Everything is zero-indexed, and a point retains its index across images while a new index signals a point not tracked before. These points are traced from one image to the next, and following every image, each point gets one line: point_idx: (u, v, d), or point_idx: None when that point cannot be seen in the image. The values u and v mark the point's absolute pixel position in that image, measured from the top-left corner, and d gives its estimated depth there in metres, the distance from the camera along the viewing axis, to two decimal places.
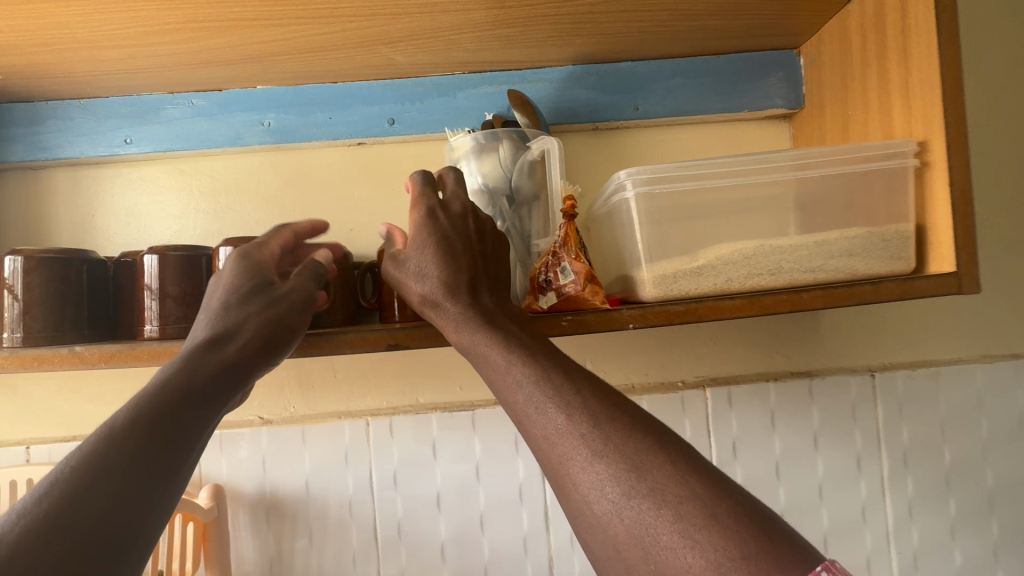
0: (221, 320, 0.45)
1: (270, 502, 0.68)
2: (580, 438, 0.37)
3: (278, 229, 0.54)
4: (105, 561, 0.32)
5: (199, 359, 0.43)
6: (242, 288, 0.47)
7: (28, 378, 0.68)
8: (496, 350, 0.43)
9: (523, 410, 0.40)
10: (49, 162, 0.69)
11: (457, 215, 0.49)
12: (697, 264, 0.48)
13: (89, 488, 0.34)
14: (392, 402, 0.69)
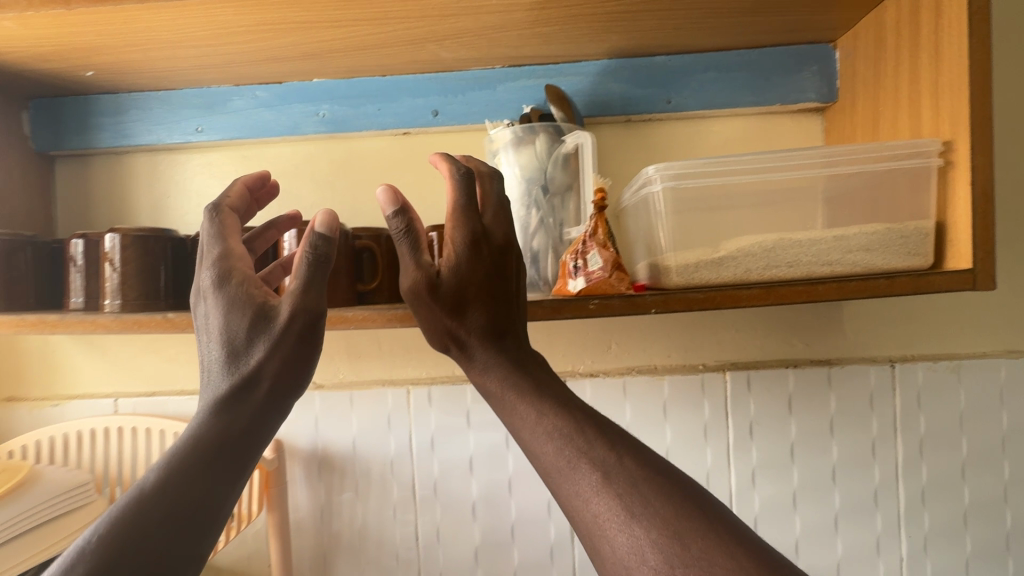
0: (239, 362, 0.44)
1: (321, 457, 0.76)
2: (618, 501, 0.38)
3: (227, 216, 0.50)
4: None
5: (230, 411, 0.43)
6: (251, 320, 0.45)
7: (115, 339, 0.78)
8: (528, 404, 0.45)
9: (556, 467, 0.41)
10: (131, 147, 0.77)
11: (497, 251, 0.50)
12: (719, 255, 0.52)
13: (133, 550, 0.35)
14: (431, 372, 0.76)
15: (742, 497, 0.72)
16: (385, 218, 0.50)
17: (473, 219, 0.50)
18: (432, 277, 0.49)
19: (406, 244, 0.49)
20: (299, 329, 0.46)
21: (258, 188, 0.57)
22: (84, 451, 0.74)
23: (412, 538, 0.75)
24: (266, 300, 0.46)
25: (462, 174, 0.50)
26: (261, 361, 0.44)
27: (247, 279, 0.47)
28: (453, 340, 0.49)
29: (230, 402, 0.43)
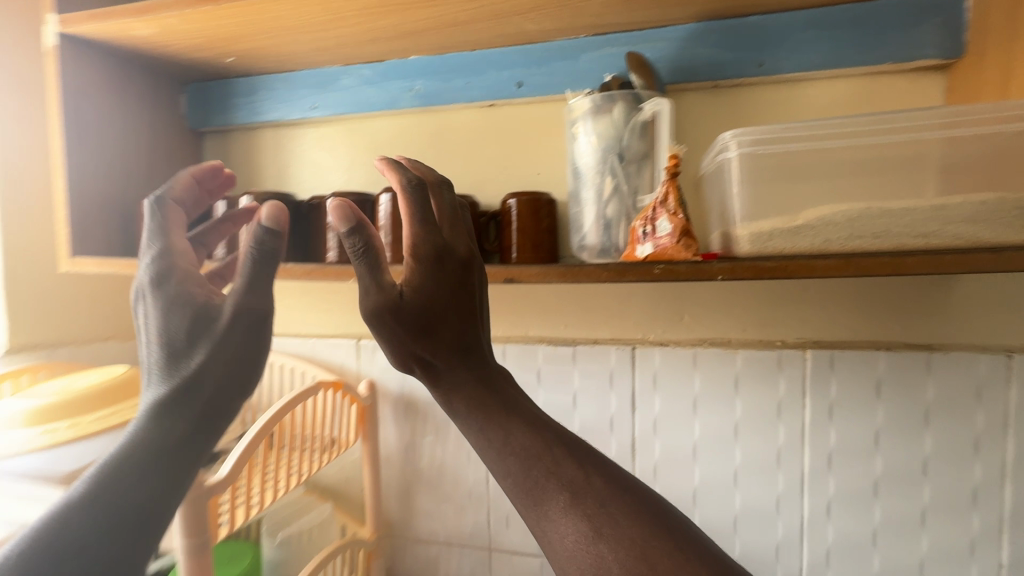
0: (165, 366, 0.57)
1: (408, 400, 0.85)
2: (588, 524, 0.38)
3: None
4: None
5: None
6: (168, 326, 0.57)
7: None
8: (498, 426, 0.42)
9: (524, 488, 0.40)
10: (261, 123, 0.89)
11: (460, 265, 0.47)
12: (796, 223, 0.50)
13: None
14: (506, 332, 0.81)
15: (815, 479, 0.70)
16: (343, 237, 0.47)
17: (432, 235, 0.46)
18: (393, 300, 0.44)
19: (364, 262, 0.46)
20: (233, 326, 0.57)
21: (208, 177, 0.68)
22: None
23: (484, 480, 0.83)
24: (207, 301, 0.58)
25: (416, 188, 0.47)
26: (187, 366, 0.56)
27: (190, 279, 0.60)
28: (422, 362, 0.45)
29: (166, 403, 0.56)
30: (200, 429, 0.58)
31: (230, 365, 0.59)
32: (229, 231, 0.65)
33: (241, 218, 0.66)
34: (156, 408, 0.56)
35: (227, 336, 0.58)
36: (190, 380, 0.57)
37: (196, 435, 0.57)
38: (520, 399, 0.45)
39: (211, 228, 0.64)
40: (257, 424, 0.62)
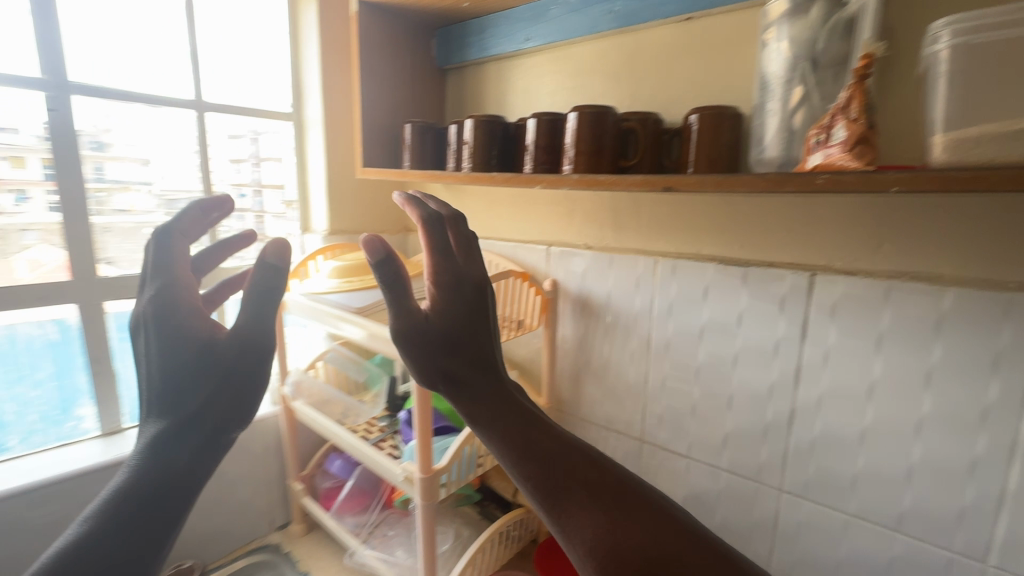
0: (172, 422, 0.47)
1: (585, 301, 0.98)
2: (603, 516, 0.40)
3: (164, 245, 0.51)
4: None
5: (176, 446, 0.46)
6: (168, 362, 0.48)
7: (472, 197, 1.17)
8: (515, 434, 0.44)
9: (542, 486, 0.42)
10: (487, 58, 1.06)
11: (474, 288, 0.51)
12: (1016, 125, 0.42)
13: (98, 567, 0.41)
14: (680, 248, 0.86)
15: None
16: (374, 268, 0.50)
17: (449, 263, 0.51)
18: (421, 322, 0.49)
19: (392, 289, 0.50)
20: (235, 363, 0.49)
21: (217, 215, 0.56)
22: None
23: (642, 380, 0.93)
24: (211, 335, 0.49)
25: (432, 219, 0.51)
26: (187, 407, 0.47)
27: (188, 307, 0.50)
28: (449, 381, 0.48)
29: (156, 472, 0.45)
30: (156, 508, 0.44)
31: (232, 396, 0.49)
32: (225, 256, 0.60)
33: (236, 244, 0.61)
34: (145, 473, 0.45)
35: (222, 373, 0.48)
36: (199, 423, 0.48)
37: (169, 501, 0.45)
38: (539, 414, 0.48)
39: (211, 250, 0.59)
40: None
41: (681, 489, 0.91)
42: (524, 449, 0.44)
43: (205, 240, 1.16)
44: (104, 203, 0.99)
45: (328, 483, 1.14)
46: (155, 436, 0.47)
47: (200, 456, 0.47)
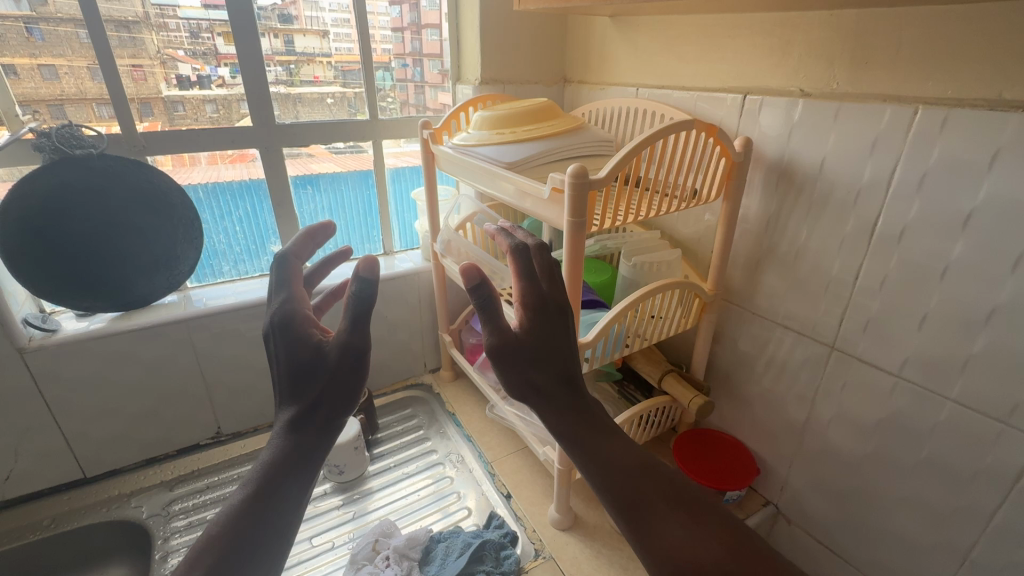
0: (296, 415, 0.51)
1: (784, 169, 0.77)
2: (687, 530, 0.41)
3: (282, 265, 0.56)
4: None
5: (295, 437, 0.50)
6: (289, 362, 0.52)
7: (646, 35, 0.95)
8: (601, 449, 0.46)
9: (628, 497, 0.43)
10: None
11: (559, 309, 0.52)
12: None
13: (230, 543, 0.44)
14: (960, 92, 0.58)
15: None
16: (468, 292, 0.50)
17: (536, 289, 0.52)
18: (512, 340, 0.50)
19: (484, 311, 0.50)
20: (343, 363, 0.52)
21: (320, 239, 0.61)
22: (615, 123, 1.02)
23: (850, 276, 0.73)
24: (318, 339, 0.53)
25: (520, 248, 0.52)
26: (310, 394, 0.51)
27: (301, 321, 0.54)
28: (536, 397, 0.51)
29: (283, 459, 0.49)
30: (284, 488, 0.48)
31: (340, 384, 0.52)
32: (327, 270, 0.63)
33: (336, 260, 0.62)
34: (275, 463, 0.49)
35: (332, 369, 0.51)
36: (315, 416, 0.51)
37: (294, 479, 0.48)
38: (621, 432, 0.49)
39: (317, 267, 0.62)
40: (632, 140, 0.67)
41: (878, 411, 0.74)
42: (604, 461, 0.46)
43: (367, 112, 1.14)
44: (295, 75, 1.04)
45: (474, 339, 1.19)
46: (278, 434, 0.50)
47: (311, 442, 0.50)
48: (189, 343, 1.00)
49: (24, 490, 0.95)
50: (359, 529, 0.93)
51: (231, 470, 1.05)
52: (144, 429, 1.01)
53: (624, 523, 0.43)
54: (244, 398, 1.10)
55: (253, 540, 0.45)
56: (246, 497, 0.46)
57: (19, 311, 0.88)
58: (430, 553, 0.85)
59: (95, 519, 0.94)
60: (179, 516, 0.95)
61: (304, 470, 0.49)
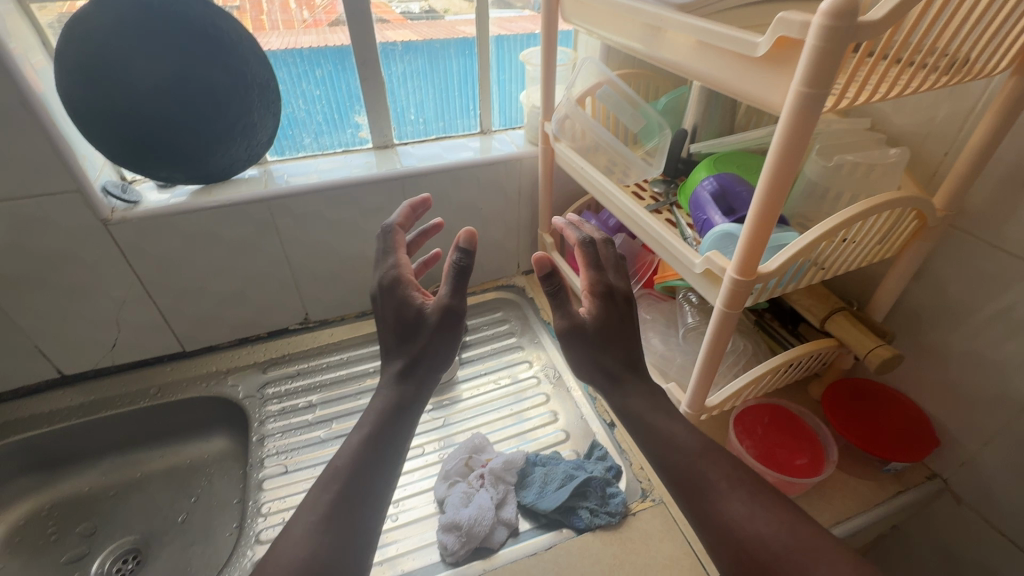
0: (400, 368, 0.62)
1: None
2: (742, 502, 0.52)
3: (393, 231, 0.67)
4: (348, 515, 0.53)
5: (399, 390, 0.62)
6: (397, 320, 0.63)
7: None
8: (670, 434, 0.58)
9: (693, 476, 0.55)
10: None
11: (624, 299, 0.63)
12: None
13: (349, 482, 0.55)
14: None
15: None
16: (542, 281, 0.60)
17: (602, 277, 0.63)
18: (580, 324, 0.61)
19: (556, 295, 0.61)
20: (442, 324, 0.62)
21: (420, 212, 0.71)
22: None
23: None
24: (422, 303, 0.63)
25: (589, 242, 0.63)
26: (415, 350, 0.62)
27: (406, 285, 0.64)
28: (606, 379, 0.63)
29: (391, 408, 0.60)
30: (393, 432, 0.59)
31: (435, 345, 0.63)
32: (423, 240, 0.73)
33: (432, 233, 0.71)
34: (383, 412, 0.60)
35: (432, 330, 0.62)
36: (418, 368, 0.63)
37: (400, 426, 0.60)
38: (686, 422, 0.60)
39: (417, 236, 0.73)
40: None
41: None
42: (666, 446, 0.57)
43: None
44: None
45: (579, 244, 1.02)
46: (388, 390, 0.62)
47: (412, 395, 0.62)
48: (271, 224, 0.90)
49: (130, 358, 0.96)
50: (449, 437, 0.88)
51: (321, 358, 1.02)
52: (235, 310, 0.98)
53: (685, 499, 0.55)
54: (330, 286, 1.03)
55: (365, 481, 0.56)
56: (362, 441, 0.58)
57: (98, 178, 0.80)
58: (527, 477, 0.78)
59: (197, 393, 0.95)
60: (273, 400, 0.94)
61: (406, 423, 0.61)
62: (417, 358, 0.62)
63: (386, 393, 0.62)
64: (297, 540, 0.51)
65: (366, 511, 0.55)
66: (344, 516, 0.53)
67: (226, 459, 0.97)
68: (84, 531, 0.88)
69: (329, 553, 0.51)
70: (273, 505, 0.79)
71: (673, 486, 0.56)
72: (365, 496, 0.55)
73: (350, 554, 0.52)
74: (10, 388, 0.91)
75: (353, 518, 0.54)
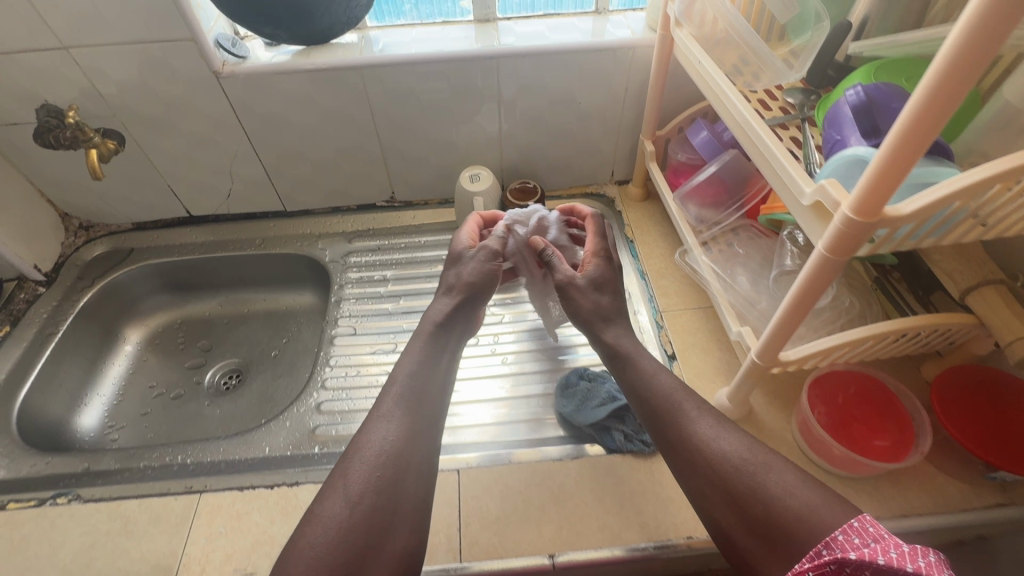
0: (446, 288, 0.78)
1: None
2: (710, 427, 0.60)
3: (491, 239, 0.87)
4: (423, 417, 0.65)
5: (436, 315, 0.75)
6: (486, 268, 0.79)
7: None
8: (652, 378, 0.67)
9: (666, 410, 0.63)
10: None
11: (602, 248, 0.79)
12: None
13: (413, 389, 0.66)
14: None
15: None
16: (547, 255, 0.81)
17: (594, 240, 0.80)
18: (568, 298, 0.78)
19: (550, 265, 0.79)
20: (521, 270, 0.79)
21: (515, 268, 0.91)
22: None
23: None
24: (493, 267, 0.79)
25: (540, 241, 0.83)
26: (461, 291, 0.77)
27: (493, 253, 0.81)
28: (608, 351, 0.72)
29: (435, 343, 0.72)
30: (434, 361, 0.71)
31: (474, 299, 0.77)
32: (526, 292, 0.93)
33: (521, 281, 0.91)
34: (427, 343, 0.72)
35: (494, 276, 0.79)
36: (462, 304, 0.77)
37: (441, 352, 0.73)
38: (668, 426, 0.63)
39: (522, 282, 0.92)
40: None
41: None
42: (643, 389, 0.66)
43: None
44: None
45: (683, 157, 0.91)
46: (428, 334, 0.73)
47: (445, 335, 0.74)
48: (363, 94, 0.90)
49: (242, 209, 1.07)
50: (505, 335, 0.89)
51: (401, 238, 1.06)
52: (328, 179, 1.02)
53: (657, 424, 0.64)
54: (416, 168, 1.03)
55: (425, 394, 0.67)
56: (417, 363, 0.69)
57: (211, 30, 0.83)
58: (571, 387, 0.78)
59: (293, 250, 1.05)
60: (354, 269, 1.01)
61: (442, 353, 0.73)
62: (452, 290, 0.78)
63: (427, 335, 0.73)
64: (373, 429, 0.61)
65: (431, 418, 0.66)
66: (416, 412, 0.65)
67: (313, 312, 1.09)
68: (203, 347, 1.06)
69: (402, 438, 0.61)
70: (341, 361, 0.87)
71: (647, 416, 0.65)
72: (427, 403, 0.67)
73: (420, 445, 0.62)
74: (152, 219, 1.07)
75: (422, 417, 0.65)
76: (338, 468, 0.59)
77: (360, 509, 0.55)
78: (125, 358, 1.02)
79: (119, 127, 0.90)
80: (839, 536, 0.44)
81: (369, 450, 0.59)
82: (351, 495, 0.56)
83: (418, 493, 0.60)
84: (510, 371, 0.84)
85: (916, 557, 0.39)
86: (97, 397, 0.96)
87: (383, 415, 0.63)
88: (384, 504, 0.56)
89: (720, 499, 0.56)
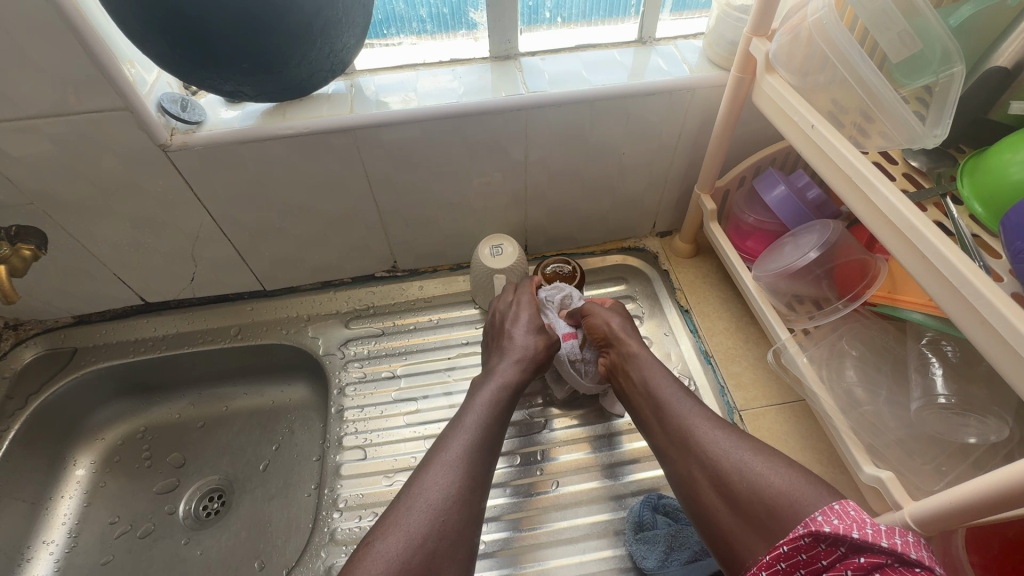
0: (520, 358, 0.66)
1: None
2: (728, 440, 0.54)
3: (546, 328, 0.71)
4: (488, 470, 0.58)
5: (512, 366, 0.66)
6: (545, 352, 0.69)
7: None
8: (664, 390, 0.61)
9: (685, 420, 0.57)
10: None
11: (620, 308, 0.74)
12: None
13: (483, 438, 0.59)
14: None
15: None
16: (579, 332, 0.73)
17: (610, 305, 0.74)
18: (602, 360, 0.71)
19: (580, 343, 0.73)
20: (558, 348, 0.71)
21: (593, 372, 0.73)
22: None
23: None
24: (550, 347, 0.69)
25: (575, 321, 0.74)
26: (527, 341, 0.68)
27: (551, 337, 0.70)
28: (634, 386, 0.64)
29: (506, 388, 0.64)
30: (506, 411, 0.63)
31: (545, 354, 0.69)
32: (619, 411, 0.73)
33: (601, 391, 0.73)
34: (505, 384, 0.64)
35: (551, 350, 0.70)
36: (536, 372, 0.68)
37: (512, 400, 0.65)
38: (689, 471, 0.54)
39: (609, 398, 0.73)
40: None
41: None
42: (658, 410, 0.60)
43: None
44: None
45: (754, 218, 0.75)
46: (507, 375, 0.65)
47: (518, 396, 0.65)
48: (358, 158, 0.71)
49: (210, 293, 0.87)
50: (551, 449, 0.72)
51: (407, 317, 0.88)
52: (317, 253, 0.84)
53: (668, 443, 0.58)
54: (423, 235, 0.85)
55: (492, 445, 0.59)
56: (490, 407, 0.61)
57: (151, 91, 0.63)
58: (645, 528, 0.63)
59: (278, 341, 0.86)
60: (355, 363, 0.83)
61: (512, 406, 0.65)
62: (523, 360, 0.67)
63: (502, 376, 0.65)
64: (441, 469, 0.54)
65: (491, 468, 0.59)
66: (485, 467, 0.57)
67: (306, 409, 0.91)
68: (174, 462, 0.87)
69: (466, 491, 0.54)
70: (353, 498, 0.71)
71: (657, 435, 0.59)
72: (492, 453, 0.59)
73: (478, 499, 0.55)
74: (98, 311, 0.87)
75: (486, 472, 0.57)
76: (396, 508, 0.52)
77: (422, 554, 0.49)
78: (76, 487, 0.83)
79: (40, 217, 0.69)
80: (818, 515, 0.41)
81: (431, 497, 0.52)
82: (412, 535, 0.49)
83: (474, 547, 0.52)
84: (565, 502, 0.67)
85: (892, 533, 0.37)
86: (45, 546, 0.78)
87: (448, 457, 0.56)
88: (445, 553, 0.50)
89: (715, 492, 0.51)
